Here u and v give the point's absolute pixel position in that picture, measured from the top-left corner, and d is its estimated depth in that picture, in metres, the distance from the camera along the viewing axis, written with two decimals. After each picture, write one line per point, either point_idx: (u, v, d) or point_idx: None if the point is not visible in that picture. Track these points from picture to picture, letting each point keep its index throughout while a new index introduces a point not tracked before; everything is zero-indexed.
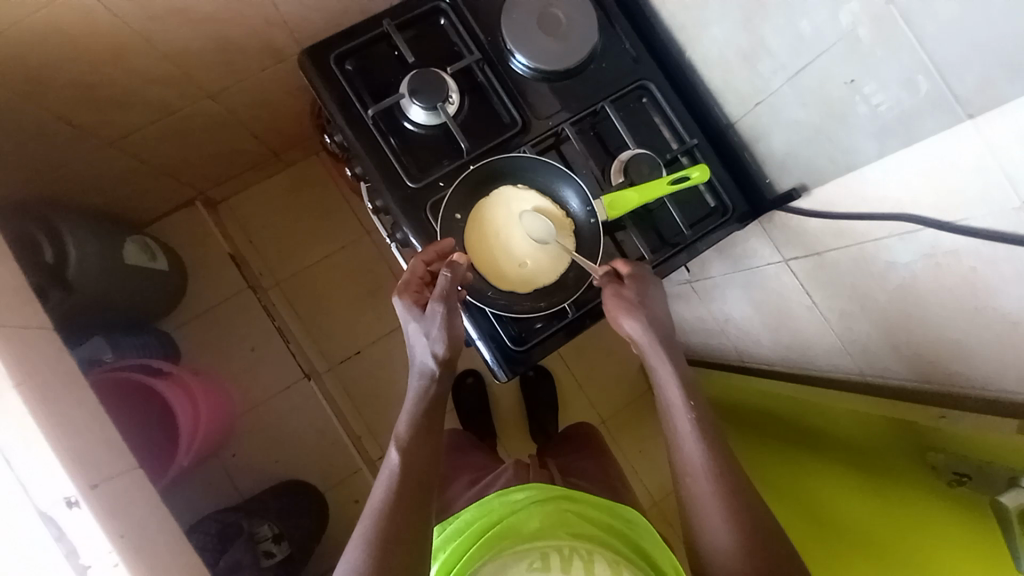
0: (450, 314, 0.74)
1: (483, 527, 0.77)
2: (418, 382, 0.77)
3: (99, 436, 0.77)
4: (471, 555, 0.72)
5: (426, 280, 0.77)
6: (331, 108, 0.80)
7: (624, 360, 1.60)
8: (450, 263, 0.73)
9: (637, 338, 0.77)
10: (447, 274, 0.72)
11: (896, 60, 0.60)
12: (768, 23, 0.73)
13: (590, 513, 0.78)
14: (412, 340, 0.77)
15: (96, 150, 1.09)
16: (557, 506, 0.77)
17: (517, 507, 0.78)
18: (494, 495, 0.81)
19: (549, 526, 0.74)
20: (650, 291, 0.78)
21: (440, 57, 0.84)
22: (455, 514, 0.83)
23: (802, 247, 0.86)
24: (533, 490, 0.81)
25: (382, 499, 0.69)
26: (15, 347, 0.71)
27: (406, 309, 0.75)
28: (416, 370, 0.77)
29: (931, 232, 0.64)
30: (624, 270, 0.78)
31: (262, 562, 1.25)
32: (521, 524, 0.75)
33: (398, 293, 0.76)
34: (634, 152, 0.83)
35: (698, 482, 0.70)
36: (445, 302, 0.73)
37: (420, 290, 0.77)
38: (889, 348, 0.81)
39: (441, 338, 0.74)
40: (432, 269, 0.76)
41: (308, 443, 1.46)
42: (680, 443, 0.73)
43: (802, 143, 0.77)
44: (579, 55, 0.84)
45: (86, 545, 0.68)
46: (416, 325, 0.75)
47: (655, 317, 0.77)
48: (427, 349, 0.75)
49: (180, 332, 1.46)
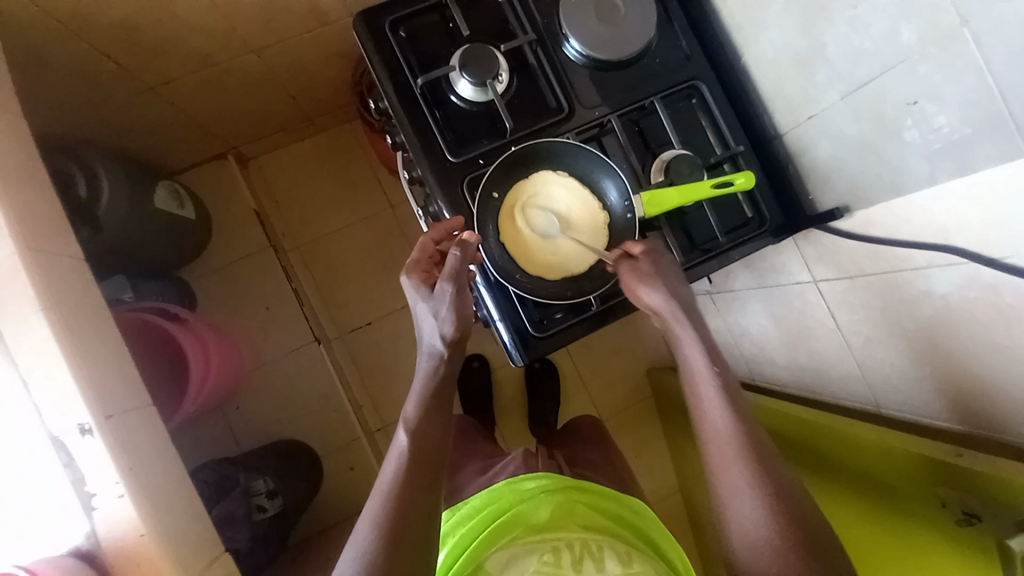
0: (460, 293, 0.74)
1: (492, 514, 0.79)
2: (427, 363, 0.77)
3: (115, 369, 0.77)
4: (483, 539, 0.75)
5: (434, 260, 0.78)
6: (379, 73, 0.80)
7: (633, 364, 1.60)
8: (460, 242, 0.74)
9: (657, 309, 0.74)
10: (457, 252, 0.73)
11: (960, 83, 0.58)
12: (830, 31, 0.71)
13: (600, 504, 0.81)
14: (421, 320, 0.76)
15: (137, 93, 1.09)
16: (569, 497, 0.80)
17: (526, 496, 0.80)
18: (506, 482, 0.84)
19: (558, 518, 0.75)
20: (664, 263, 0.77)
21: (493, 34, 0.83)
22: (464, 502, 0.86)
23: (835, 268, 0.85)
24: (544, 480, 0.83)
25: (392, 475, 0.69)
26: (42, 273, 0.72)
27: (414, 288, 0.75)
28: (425, 350, 0.77)
29: (973, 265, 0.63)
30: (636, 249, 0.76)
31: (254, 516, 1.25)
32: (530, 514, 0.77)
33: (406, 272, 0.76)
34: (676, 152, 0.81)
35: (722, 449, 0.68)
36: (455, 281, 0.73)
37: (428, 270, 0.77)
38: (912, 380, 0.80)
39: (450, 318, 0.74)
40: (441, 248, 0.78)
41: (311, 406, 1.47)
42: (703, 412, 0.71)
43: (849, 159, 0.76)
44: (632, 47, 0.83)
45: (91, 474, 0.69)
46: (424, 304, 0.75)
47: (672, 286, 0.75)
48: (436, 329, 0.74)
49: (199, 283, 1.48)
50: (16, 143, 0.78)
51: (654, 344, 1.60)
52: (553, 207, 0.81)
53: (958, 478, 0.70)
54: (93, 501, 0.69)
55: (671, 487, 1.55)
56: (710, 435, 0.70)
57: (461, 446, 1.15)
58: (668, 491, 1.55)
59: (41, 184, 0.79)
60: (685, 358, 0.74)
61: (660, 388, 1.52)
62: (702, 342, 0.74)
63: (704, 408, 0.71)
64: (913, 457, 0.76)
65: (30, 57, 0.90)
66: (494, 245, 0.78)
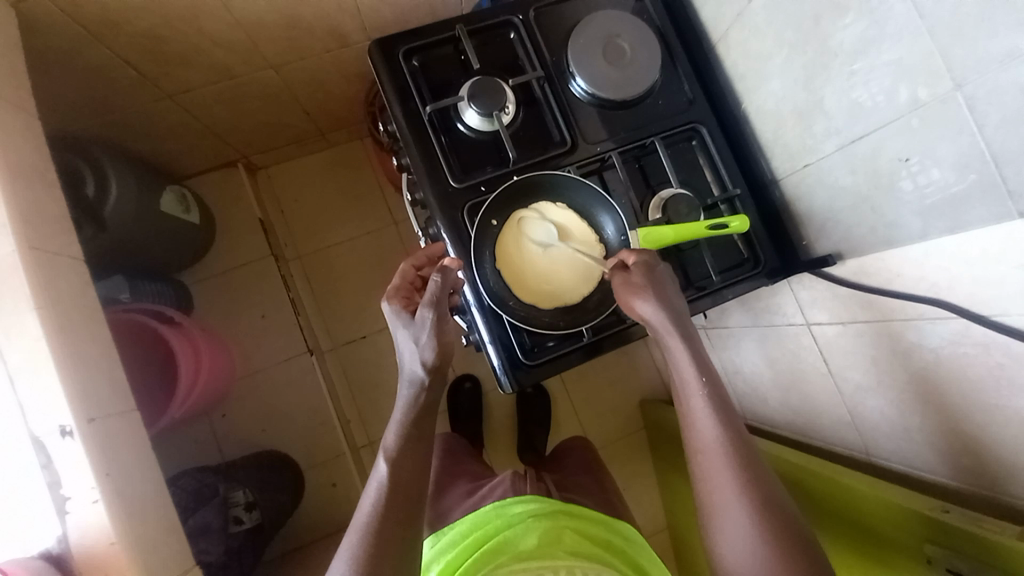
0: (440, 320, 0.75)
1: (479, 540, 0.79)
2: (406, 390, 0.77)
3: (104, 371, 0.77)
4: (470, 566, 0.74)
5: (415, 286, 0.80)
6: (390, 98, 0.82)
7: (625, 394, 1.59)
8: (441, 268, 0.75)
9: (650, 321, 0.73)
10: (438, 279, 0.74)
11: (953, 145, 0.60)
12: (828, 86, 0.73)
13: (588, 530, 0.80)
14: (401, 346, 0.77)
15: (155, 100, 1.12)
16: (556, 522, 0.79)
17: (514, 521, 0.80)
18: (493, 506, 0.84)
19: (545, 544, 0.75)
20: (658, 274, 0.75)
21: (502, 68, 0.86)
22: (451, 525, 0.85)
23: (827, 314, 0.86)
24: (532, 504, 0.83)
25: (371, 501, 0.69)
26: (39, 271, 0.72)
27: (395, 314, 0.76)
28: (405, 377, 0.77)
29: (963, 321, 0.64)
30: (630, 260, 0.76)
31: (230, 528, 1.22)
32: (517, 539, 0.77)
33: (387, 298, 0.77)
34: (675, 191, 0.83)
35: (711, 460, 0.68)
36: (434, 308, 0.74)
37: (409, 295, 0.79)
38: (902, 432, 0.80)
39: (430, 345, 0.74)
40: (421, 274, 0.81)
41: (299, 417, 1.46)
42: (692, 421, 0.71)
43: (843, 209, 0.77)
44: (636, 89, 0.85)
45: (68, 478, 0.67)
46: (405, 330, 0.75)
47: (665, 297, 0.74)
48: (416, 356, 0.75)
49: (197, 287, 1.49)
50: (30, 142, 0.80)
51: (647, 376, 1.60)
52: (552, 217, 0.81)
53: (944, 536, 0.69)
54: (67, 505, 0.67)
55: (659, 521, 1.53)
56: (701, 447, 0.69)
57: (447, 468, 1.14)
58: (655, 525, 1.52)
59: (48, 182, 0.81)
60: (675, 365, 0.73)
61: (652, 421, 1.50)
62: (692, 353, 0.72)
63: (694, 419, 0.70)
64: (903, 509, 0.75)
65: (53, 60, 0.93)
66: (490, 271, 0.79)
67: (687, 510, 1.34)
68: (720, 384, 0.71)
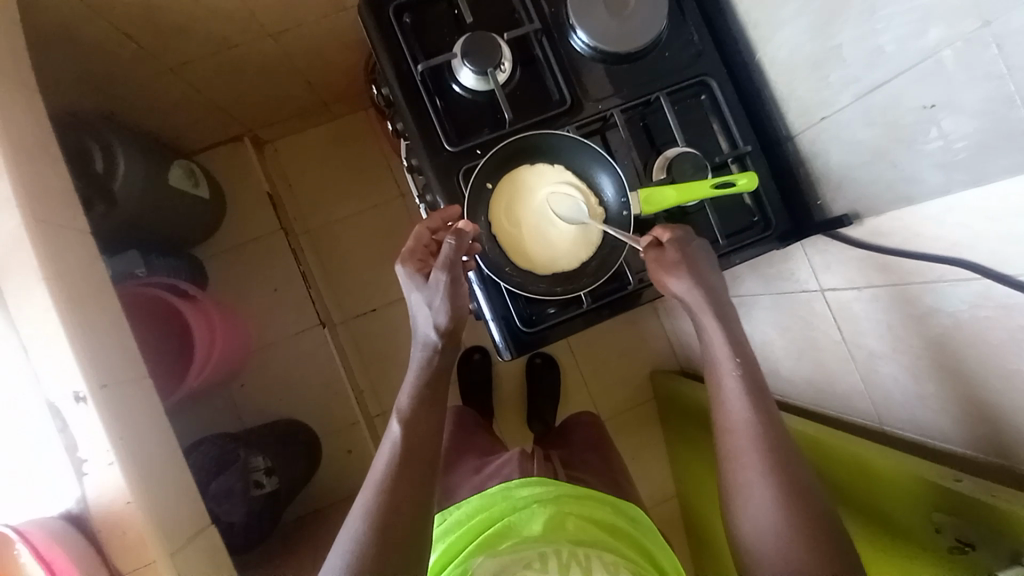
0: (454, 284, 0.74)
1: (484, 524, 0.79)
2: (420, 353, 0.77)
3: (116, 340, 0.79)
4: (473, 549, 0.75)
5: (430, 250, 0.77)
6: (382, 59, 0.79)
7: (635, 365, 1.58)
8: (456, 231, 0.72)
9: (682, 296, 0.74)
10: (453, 242, 0.72)
11: (979, 89, 0.54)
12: (845, 30, 0.67)
13: (594, 514, 0.81)
14: (414, 309, 0.76)
15: (156, 73, 1.11)
16: (560, 507, 0.79)
17: (520, 505, 0.81)
18: (500, 488, 0.84)
19: (550, 529, 0.76)
20: (693, 248, 0.76)
21: (500, 22, 0.82)
22: (456, 505, 0.86)
23: (842, 279, 0.81)
24: (538, 488, 0.83)
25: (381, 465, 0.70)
26: (48, 243, 0.74)
27: (409, 277, 0.75)
28: (419, 340, 0.77)
29: (984, 282, 0.59)
30: (665, 237, 0.75)
31: (251, 492, 1.27)
32: (523, 526, 0.77)
33: (401, 261, 0.75)
34: (681, 150, 0.79)
35: (745, 440, 0.67)
36: (449, 270, 0.73)
37: (423, 259, 0.76)
38: (916, 400, 0.76)
39: (444, 309, 0.74)
40: (436, 238, 0.77)
41: (313, 388, 1.50)
42: (725, 407, 0.71)
43: (861, 164, 0.72)
44: (641, 41, 0.80)
45: (83, 441, 0.70)
46: (418, 294, 0.74)
47: (699, 272, 0.74)
48: (430, 319, 0.75)
49: (210, 262, 1.51)
50: (33, 119, 0.81)
51: (658, 348, 1.58)
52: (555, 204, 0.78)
53: (955, 505, 0.67)
54: (83, 467, 0.70)
55: (667, 491, 1.54)
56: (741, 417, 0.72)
57: (455, 439, 1.15)
58: (663, 495, 1.53)
59: (51, 158, 0.81)
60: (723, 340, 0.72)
61: (662, 392, 1.49)
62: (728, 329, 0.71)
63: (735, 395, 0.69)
64: (912, 476, 0.72)
65: (52, 34, 0.92)
66: (484, 237, 0.77)
67: (698, 483, 1.34)
68: (755, 366, 0.72)
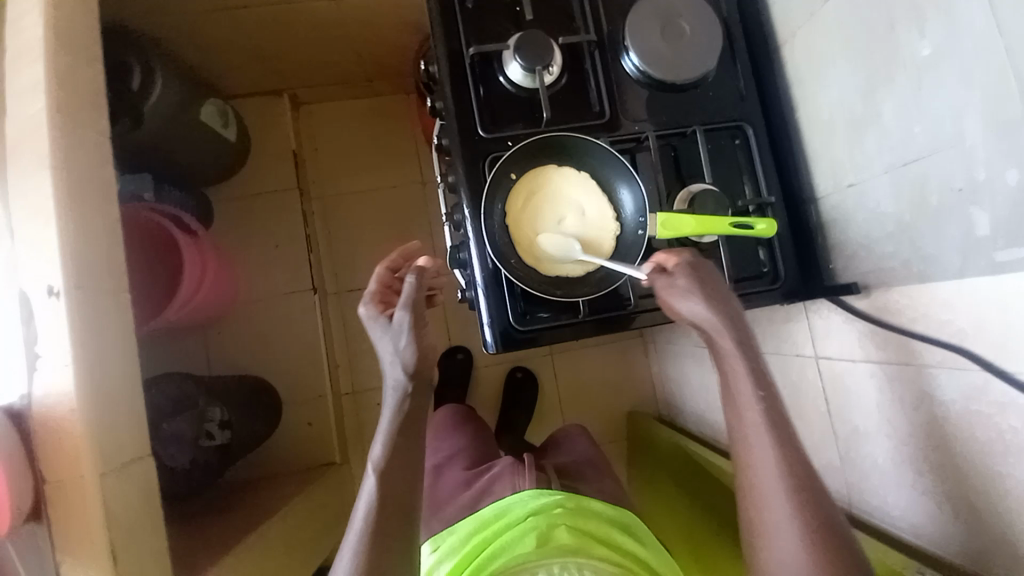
0: (419, 322, 0.75)
1: (479, 549, 0.77)
2: (392, 397, 0.76)
3: (106, 247, 0.78)
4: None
5: (393, 288, 0.81)
6: (436, 36, 0.81)
7: (614, 400, 1.55)
8: (415, 269, 0.75)
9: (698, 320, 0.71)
10: (412, 280, 0.74)
11: (1010, 180, 0.55)
12: (888, 101, 0.68)
13: (584, 525, 0.77)
14: (381, 351, 0.77)
15: (212, 10, 1.11)
16: (550, 519, 0.77)
17: (514, 522, 0.78)
18: (493, 507, 0.81)
19: (543, 546, 0.73)
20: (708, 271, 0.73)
21: (557, 27, 0.83)
22: (449, 531, 0.83)
23: (839, 348, 0.81)
24: (530, 501, 0.81)
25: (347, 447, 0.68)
26: (65, 134, 0.73)
27: (373, 319, 0.77)
28: (389, 384, 0.77)
29: (984, 374, 0.59)
30: (672, 263, 0.72)
31: (201, 441, 1.20)
32: (515, 545, 0.74)
33: (365, 303, 0.78)
34: (705, 186, 0.79)
35: None
36: (411, 309, 0.74)
37: (387, 298, 0.80)
38: (892, 485, 0.75)
39: (410, 348, 0.74)
40: (399, 276, 0.82)
41: (289, 352, 1.47)
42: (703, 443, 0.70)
43: (880, 236, 0.72)
44: (688, 74, 0.82)
45: (44, 335, 0.68)
46: (384, 337, 0.76)
47: (713, 295, 0.71)
48: (398, 361, 0.75)
49: (218, 205, 1.50)
50: (82, 19, 0.81)
51: (639, 388, 1.56)
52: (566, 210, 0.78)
53: None
54: (37, 363, 0.68)
55: None
56: None
57: None
58: None
59: (90, 59, 0.81)
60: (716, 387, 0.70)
61: (636, 433, 1.46)
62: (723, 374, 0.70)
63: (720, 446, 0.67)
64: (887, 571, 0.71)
65: None
66: (498, 225, 0.76)
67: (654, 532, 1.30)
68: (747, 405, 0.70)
